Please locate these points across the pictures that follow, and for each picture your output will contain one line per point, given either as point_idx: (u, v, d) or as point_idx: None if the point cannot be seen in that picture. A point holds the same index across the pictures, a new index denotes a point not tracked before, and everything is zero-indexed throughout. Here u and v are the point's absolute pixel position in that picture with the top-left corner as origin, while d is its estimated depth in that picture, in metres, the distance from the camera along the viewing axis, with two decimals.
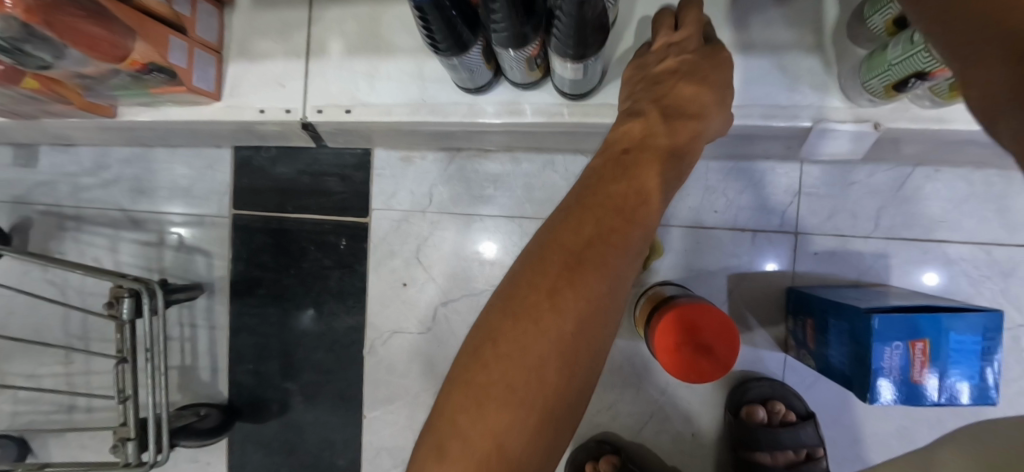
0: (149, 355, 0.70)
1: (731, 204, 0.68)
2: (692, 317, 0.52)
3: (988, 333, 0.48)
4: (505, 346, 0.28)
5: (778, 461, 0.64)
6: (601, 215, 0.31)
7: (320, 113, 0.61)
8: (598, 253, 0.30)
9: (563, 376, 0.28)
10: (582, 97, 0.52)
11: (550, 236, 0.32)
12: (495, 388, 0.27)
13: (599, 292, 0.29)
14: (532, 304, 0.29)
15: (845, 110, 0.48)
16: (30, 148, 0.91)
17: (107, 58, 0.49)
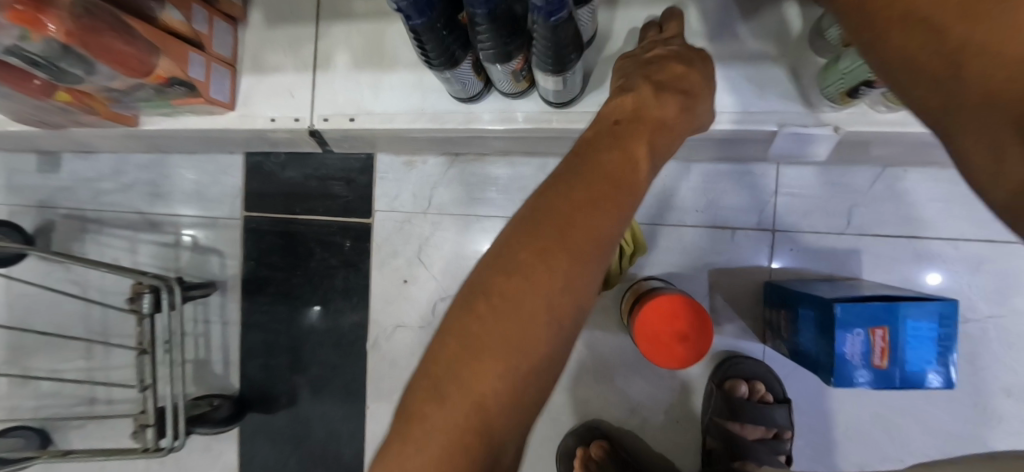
0: (167, 347, 0.75)
1: (712, 203, 0.72)
2: (671, 306, 0.56)
3: (943, 321, 0.52)
4: (499, 300, 0.26)
5: (748, 435, 0.69)
6: (603, 175, 0.31)
7: (327, 121, 0.66)
8: (594, 211, 0.29)
9: (557, 331, 0.28)
10: (566, 105, 0.56)
11: (547, 193, 0.30)
12: (493, 340, 0.26)
13: (598, 254, 0.29)
14: (525, 261, 0.27)
15: (808, 115, 0.52)
16: (54, 155, 0.97)
17: (135, 73, 0.54)
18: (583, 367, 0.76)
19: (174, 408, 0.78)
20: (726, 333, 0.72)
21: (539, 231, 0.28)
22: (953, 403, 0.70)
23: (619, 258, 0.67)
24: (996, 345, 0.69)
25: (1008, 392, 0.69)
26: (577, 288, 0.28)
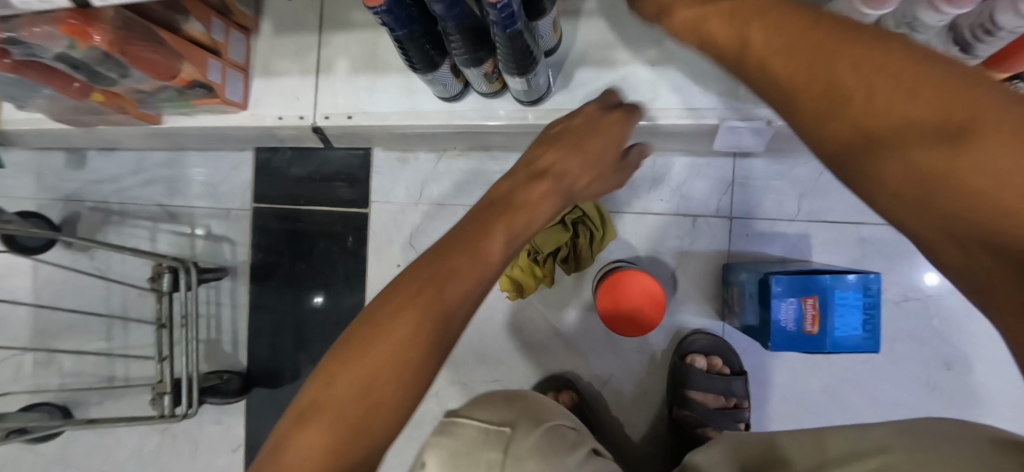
0: (183, 322, 0.83)
1: (675, 193, 0.79)
2: (626, 281, 0.65)
3: (869, 292, 0.57)
4: (366, 346, 0.29)
5: (712, 404, 0.75)
6: (476, 229, 0.33)
7: (328, 119, 0.74)
8: (461, 259, 0.31)
9: (409, 386, 0.29)
10: (536, 103, 0.64)
11: (442, 243, 0.33)
12: (337, 403, 0.28)
13: (455, 305, 0.30)
14: (397, 307, 0.30)
15: (745, 110, 0.59)
16: (80, 153, 1.06)
17: (161, 76, 0.63)
18: (559, 342, 0.83)
19: (189, 380, 0.86)
20: (688, 311, 0.79)
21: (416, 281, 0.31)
22: (900, 376, 0.76)
23: (586, 243, 0.75)
24: (936, 322, 0.75)
25: (949, 366, 0.75)
26: (434, 339, 0.29)
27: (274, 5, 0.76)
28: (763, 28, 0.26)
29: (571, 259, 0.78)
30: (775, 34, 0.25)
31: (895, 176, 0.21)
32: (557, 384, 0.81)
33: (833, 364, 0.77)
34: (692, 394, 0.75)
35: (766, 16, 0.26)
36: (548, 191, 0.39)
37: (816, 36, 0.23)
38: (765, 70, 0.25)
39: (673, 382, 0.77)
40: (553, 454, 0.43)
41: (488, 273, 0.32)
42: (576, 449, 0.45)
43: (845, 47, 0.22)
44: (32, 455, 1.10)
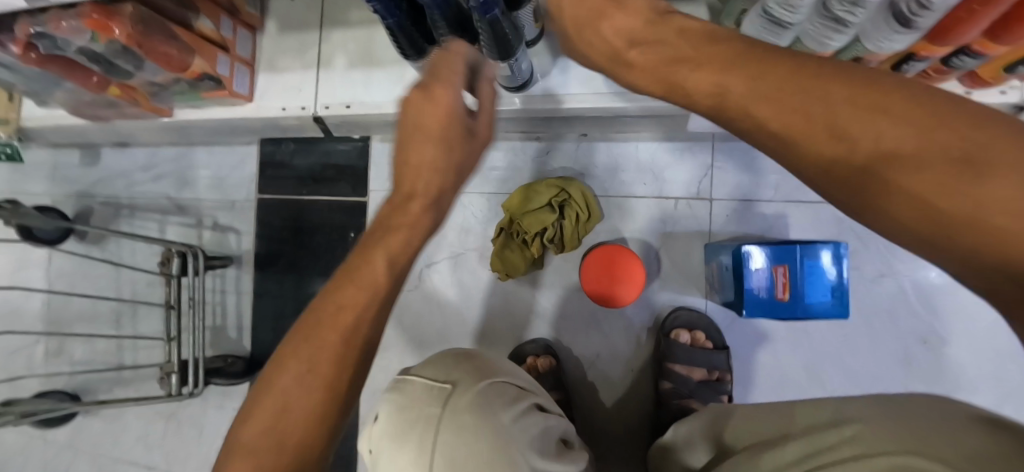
0: (191, 305, 0.88)
1: (657, 177, 0.84)
2: (613, 256, 0.70)
3: (838, 260, 0.61)
4: (289, 375, 0.35)
5: (695, 376, 0.78)
6: (361, 257, 0.37)
7: (328, 109, 0.79)
8: (354, 292, 0.36)
9: (333, 398, 0.35)
10: (520, 90, 0.68)
11: (340, 275, 0.38)
12: (257, 434, 0.34)
13: (349, 330, 0.36)
14: (310, 339, 0.35)
15: None
16: (94, 150, 1.11)
17: (173, 69, 0.68)
18: (549, 322, 0.89)
19: (196, 361, 0.90)
20: (671, 290, 0.83)
21: (321, 316, 0.36)
22: (882, 353, 0.78)
23: (572, 225, 0.80)
24: (912, 298, 0.78)
25: (925, 340, 0.77)
26: (340, 362, 0.35)
27: (278, 4, 0.81)
28: (744, 70, 0.25)
29: (557, 239, 0.81)
30: (757, 77, 0.25)
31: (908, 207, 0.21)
32: (538, 348, 0.85)
33: (812, 340, 0.80)
34: (676, 368, 0.79)
35: (740, 62, 0.26)
36: (419, 211, 0.39)
37: (805, 77, 0.23)
38: (756, 113, 0.25)
39: (659, 358, 0.81)
40: (490, 413, 0.42)
41: (376, 293, 0.37)
42: (516, 404, 0.44)
43: (836, 89, 0.22)
44: (41, 443, 1.13)
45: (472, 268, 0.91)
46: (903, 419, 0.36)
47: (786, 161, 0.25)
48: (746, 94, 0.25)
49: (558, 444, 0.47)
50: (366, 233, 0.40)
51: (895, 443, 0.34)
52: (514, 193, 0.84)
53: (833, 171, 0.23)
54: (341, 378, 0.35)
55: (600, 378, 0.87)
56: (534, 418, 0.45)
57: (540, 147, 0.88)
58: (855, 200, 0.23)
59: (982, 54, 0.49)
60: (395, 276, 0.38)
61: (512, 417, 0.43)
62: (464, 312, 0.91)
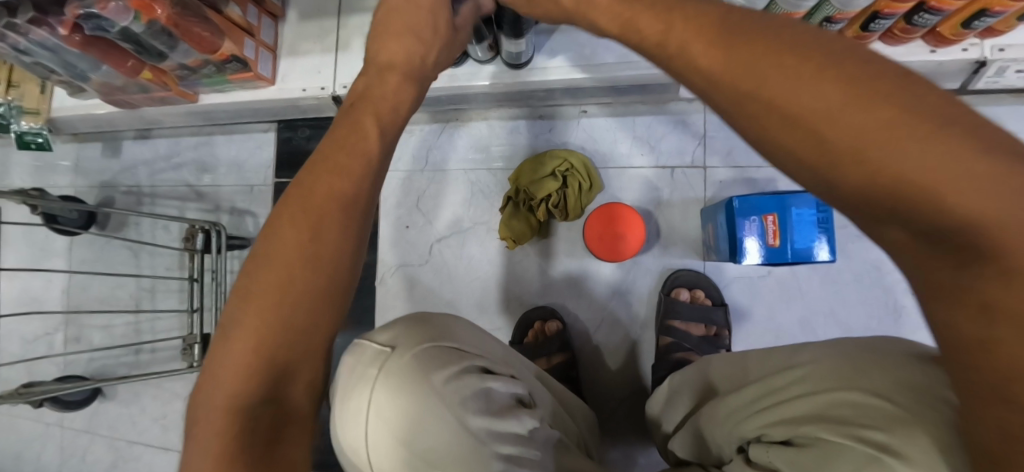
0: (213, 279, 0.92)
1: (653, 148, 0.90)
2: (615, 214, 0.81)
3: (823, 208, 0.66)
4: (283, 245, 0.33)
5: (696, 333, 0.84)
6: (348, 125, 0.39)
7: (345, 88, 0.84)
8: (344, 155, 0.37)
9: (335, 267, 0.34)
10: (518, 68, 0.76)
11: (328, 145, 0.37)
12: (258, 311, 0.32)
13: (348, 196, 0.35)
14: (301, 207, 0.34)
15: None
16: (117, 143, 1.16)
17: (204, 50, 0.73)
18: (554, 289, 0.93)
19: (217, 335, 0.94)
20: (671, 254, 0.89)
21: (311, 183, 0.35)
22: (872, 308, 0.83)
23: (575, 192, 0.85)
24: None
25: None
26: (335, 229, 0.34)
27: None
28: (726, 46, 0.24)
29: (561, 206, 0.87)
30: (741, 52, 0.24)
31: (878, 196, 0.20)
32: (544, 314, 0.90)
33: (807, 298, 0.85)
34: (676, 324, 0.84)
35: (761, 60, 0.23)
36: (403, 79, 0.45)
37: (786, 53, 0.22)
38: (736, 91, 0.24)
39: (660, 316, 0.86)
40: (418, 379, 0.37)
41: (368, 159, 0.37)
42: (452, 365, 0.39)
43: (819, 69, 0.21)
44: (58, 430, 1.14)
45: (480, 240, 0.96)
46: (849, 356, 0.36)
47: (756, 139, 0.24)
48: (728, 70, 0.24)
49: (513, 406, 0.42)
50: (344, 110, 0.41)
51: (839, 382, 0.34)
52: (521, 165, 0.91)
53: (806, 155, 0.22)
54: (341, 245, 0.35)
55: (606, 342, 0.91)
56: (473, 382, 0.40)
57: (542, 124, 0.94)
58: (825, 188, 0.22)
59: (941, 11, 0.55)
60: (385, 144, 0.40)
61: (444, 382, 0.38)
62: (473, 283, 0.96)
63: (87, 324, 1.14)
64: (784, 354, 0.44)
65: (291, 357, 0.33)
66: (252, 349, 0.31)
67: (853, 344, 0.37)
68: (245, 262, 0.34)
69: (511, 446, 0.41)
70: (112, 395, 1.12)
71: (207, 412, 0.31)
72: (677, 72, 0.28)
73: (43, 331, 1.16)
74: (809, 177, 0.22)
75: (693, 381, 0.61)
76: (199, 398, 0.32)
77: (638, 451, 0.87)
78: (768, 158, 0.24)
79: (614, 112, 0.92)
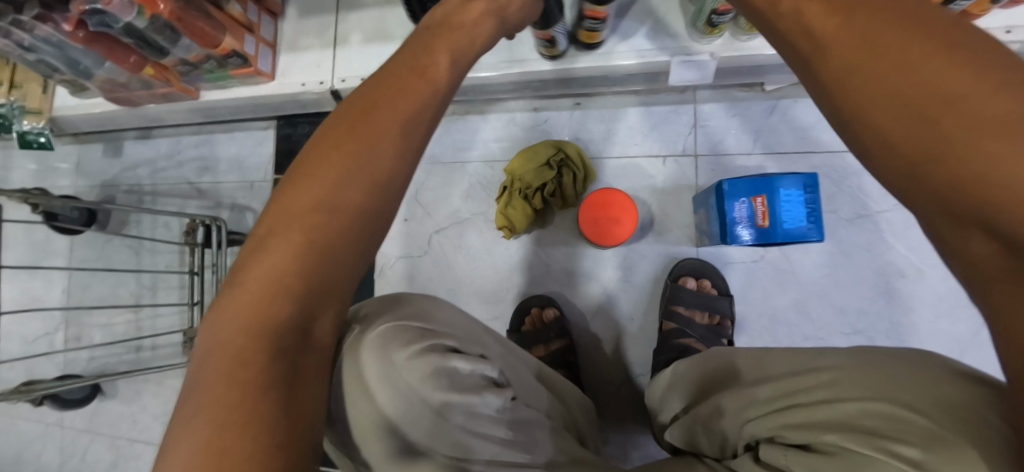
0: (213, 272, 0.93)
1: (646, 138, 0.93)
2: (607, 197, 0.84)
3: (810, 189, 0.68)
4: (345, 150, 0.32)
5: (703, 322, 0.85)
6: (422, 48, 0.38)
7: (344, 82, 0.86)
8: (416, 77, 0.36)
9: (388, 188, 0.33)
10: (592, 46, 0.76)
11: (402, 65, 0.36)
12: (307, 214, 0.30)
13: (414, 115, 0.34)
14: (367, 115, 0.33)
15: (691, 48, 0.74)
16: (117, 143, 1.18)
17: (206, 45, 0.75)
18: (551, 277, 0.94)
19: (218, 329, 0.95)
20: (666, 240, 0.91)
21: (382, 93, 0.34)
22: (861, 289, 0.86)
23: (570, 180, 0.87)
24: (886, 234, 0.86)
25: (904, 273, 0.85)
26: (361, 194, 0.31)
27: None
28: (851, 16, 0.25)
29: (557, 194, 0.90)
30: (865, 25, 0.25)
31: (950, 181, 0.21)
32: (543, 301, 0.91)
33: (800, 281, 0.87)
34: (681, 311, 0.85)
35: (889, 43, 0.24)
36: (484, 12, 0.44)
37: (908, 41, 0.23)
38: (848, 62, 0.25)
39: (663, 301, 0.88)
40: (378, 358, 0.36)
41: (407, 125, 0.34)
42: (415, 344, 0.38)
43: (942, 52, 0.22)
44: (58, 430, 1.14)
45: (478, 230, 0.97)
46: (882, 368, 0.36)
47: (855, 122, 0.25)
48: (846, 40, 0.25)
49: (480, 385, 0.44)
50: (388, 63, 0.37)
51: (870, 392, 0.35)
52: (515, 156, 0.92)
53: (896, 131, 0.23)
54: (367, 212, 0.31)
55: (604, 328, 0.92)
56: (437, 361, 0.39)
57: (537, 116, 0.97)
58: (900, 168, 0.23)
59: None
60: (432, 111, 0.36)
61: (405, 359, 0.37)
62: (471, 273, 0.97)
63: (88, 322, 1.15)
64: (800, 356, 0.45)
65: (300, 331, 0.28)
66: (283, 270, 0.29)
67: (876, 356, 0.38)
68: (298, 158, 0.33)
69: (476, 421, 0.42)
70: (112, 393, 1.12)
71: (228, 320, 0.28)
72: (793, 37, 0.29)
73: (44, 331, 1.16)
74: (889, 155, 0.24)
75: (691, 376, 0.63)
76: (191, 358, 0.28)
77: (638, 435, 0.88)
78: (856, 132, 0.26)
79: (607, 103, 0.95)
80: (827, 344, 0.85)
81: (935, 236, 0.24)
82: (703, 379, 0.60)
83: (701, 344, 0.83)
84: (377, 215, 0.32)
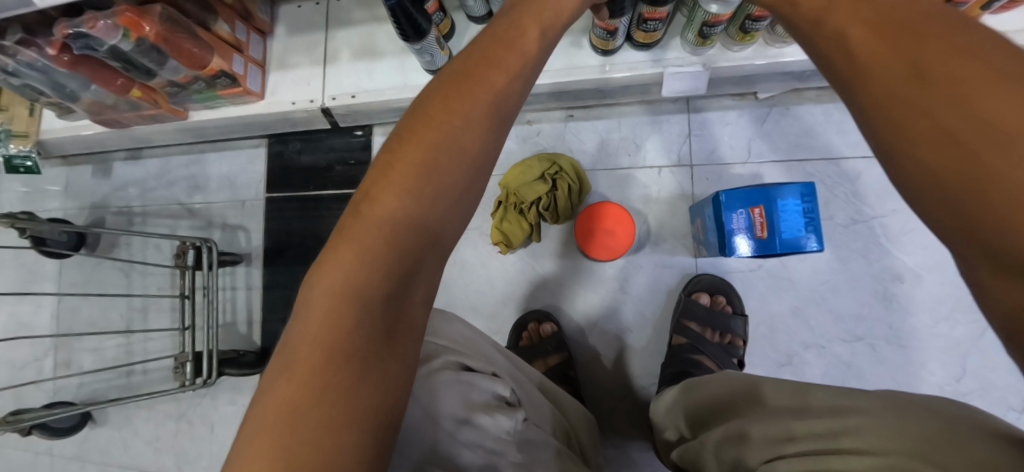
0: (205, 294, 0.92)
1: (639, 149, 0.93)
2: (603, 210, 0.85)
3: (807, 198, 0.68)
4: (426, 131, 0.33)
5: (714, 339, 0.85)
6: (511, 22, 0.39)
7: (335, 99, 0.86)
8: (498, 56, 0.36)
9: (465, 171, 0.34)
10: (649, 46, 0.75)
11: (482, 43, 0.37)
12: (393, 195, 0.32)
13: (497, 97, 0.35)
14: (450, 95, 0.34)
15: (682, 61, 0.75)
16: (106, 164, 1.16)
17: (193, 66, 0.74)
18: (546, 289, 0.93)
19: (210, 353, 0.93)
20: (662, 251, 0.91)
21: (470, 72, 0.35)
22: (862, 296, 0.85)
23: (565, 193, 0.87)
24: (883, 239, 0.86)
25: (902, 278, 0.85)
26: (422, 215, 0.33)
27: (287, 12, 0.89)
28: (895, 37, 0.25)
29: (552, 208, 0.88)
30: (908, 41, 0.24)
31: (969, 200, 0.21)
32: (539, 315, 0.91)
33: (799, 289, 0.87)
34: (691, 326, 0.85)
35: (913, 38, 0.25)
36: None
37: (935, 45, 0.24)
38: (882, 78, 0.25)
39: (675, 315, 0.87)
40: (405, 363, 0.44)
41: (466, 146, 0.34)
42: (433, 360, 0.48)
43: (984, 73, 0.22)
44: (47, 459, 1.11)
45: (473, 244, 0.96)
46: (927, 432, 0.32)
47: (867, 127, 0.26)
48: (887, 57, 0.25)
49: (490, 403, 0.46)
50: (450, 68, 0.37)
51: (899, 440, 0.33)
52: (508, 170, 0.93)
53: (918, 148, 0.23)
54: (426, 232, 0.33)
55: (603, 341, 0.91)
56: (448, 373, 0.46)
57: (530, 128, 0.96)
58: (917, 187, 0.24)
59: None
60: (493, 129, 0.35)
61: (424, 371, 0.46)
62: (466, 287, 0.95)
63: (77, 348, 1.12)
64: (820, 395, 0.44)
65: (370, 329, 0.31)
66: (361, 253, 0.32)
67: (930, 419, 0.34)
68: (388, 139, 0.35)
69: (481, 438, 0.43)
70: (103, 420, 1.10)
71: (321, 294, 0.31)
72: (828, 56, 0.29)
73: (32, 358, 1.13)
74: (911, 171, 0.24)
75: (694, 401, 0.63)
76: (292, 323, 0.32)
77: (640, 450, 0.86)
78: (886, 145, 0.25)
79: (600, 115, 0.95)
80: (827, 351, 0.84)
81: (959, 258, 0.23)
82: (707, 404, 0.59)
83: (711, 361, 0.82)
84: (432, 235, 0.34)
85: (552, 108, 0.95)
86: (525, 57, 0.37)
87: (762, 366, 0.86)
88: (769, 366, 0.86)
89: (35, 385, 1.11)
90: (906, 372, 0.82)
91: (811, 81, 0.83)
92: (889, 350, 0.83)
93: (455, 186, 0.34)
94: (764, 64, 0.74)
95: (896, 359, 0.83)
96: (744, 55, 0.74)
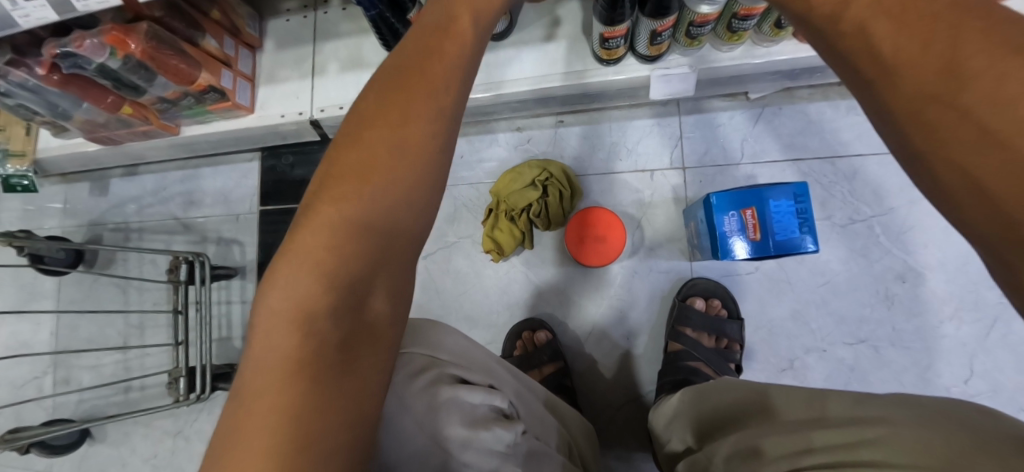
0: (196, 308, 0.91)
1: (630, 152, 0.92)
2: (591, 217, 0.85)
3: (800, 198, 0.66)
4: (368, 133, 0.32)
5: (710, 344, 0.84)
6: (445, 11, 0.37)
7: (323, 111, 0.86)
8: (437, 44, 0.35)
9: (419, 167, 0.32)
10: (653, 60, 0.73)
11: (413, 36, 0.36)
12: (339, 203, 0.31)
13: (443, 86, 0.33)
14: (390, 92, 0.33)
15: (668, 64, 0.74)
16: (103, 181, 1.17)
17: (181, 82, 0.74)
18: (539, 297, 0.92)
19: (204, 368, 0.93)
20: (657, 255, 0.90)
21: (405, 66, 0.34)
22: (866, 297, 0.83)
23: (557, 200, 0.87)
24: (883, 238, 0.84)
25: (904, 278, 0.82)
26: (378, 214, 0.31)
27: (275, 26, 0.90)
28: (928, 30, 0.24)
29: (543, 215, 0.88)
30: (945, 38, 0.23)
31: (1012, 193, 0.20)
32: (534, 324, 0.89)
33: (798, 290, 0.85)
34: (687, 332, 0.83)
35: (941, 27, 0.24)
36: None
37: (979, 36, 0.22)
38: (913, 76, 0.24)
39: (671, 321, 0.85)
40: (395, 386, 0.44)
41: (416, 141, 0.32)
42: (425, 374, 0.46)
43: None
44: None
45: (466, 253, 0.95)
46: (939, 434, 0.33)
47: (892, 126, 0.26)
48: (921, 55, 0.24)
49: (488, 417, 0.44)
50: (388, 65, 0.35)
51: (912, 457, 0.32)
52: (500, 177, 0.93)
53: (961, 143, 0.22)
54: (382, 235, 0.31)
55: (600, 348, 0.89)
56: (446, 388, 0.45)
57: (521, 136, 0.96)
58: (957, 184, 0.23)
59: None
60: (444, 119, 0.33)
61: (418, 387, 0.44)
62: (460, 297, 0.95)
63: (76, 365, 1.12)
64: (838, 404, 0.44)
65: (333, 341, 0.29)
66: (310, 266, 0.29)
67: (938, 423, 0.34)
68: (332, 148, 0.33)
69: (485, 459, 0.41)
70: (102, 437, 1.10)
71: (271, 312, 0.29)
72: (846, 52, 0.28)
73: (32, 376, 1.13)
74: (943, 167, 0.23)
75: (703, 411, 0.60)
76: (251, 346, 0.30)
77: (642, 459, 0.84)
78: (912, 144, 0.24)
79: (591, 119, 0.94)
80: (829, 355, 0.82)
81: (978, 246, 0.23)
82: (713, 415, 0.58)
83: (708, 367, 0.81)
84: (393, 239, 0.32)
85: (541, 114, 0.95)
86: (472, 46, 0.36)
87: (763, 371, 0.84)
88: (770, 371, 0.83)
89: (35, 402, 1.11)
90: (913, 374, 0.80)
91: (801, 80, 0.82)
92: (894, 353, 0.81)
93: (407, 182, 0.32)
94: (754, 63, 0.73)
95: (901, 362, 0.80)
96: (733, 56, 0.73)
